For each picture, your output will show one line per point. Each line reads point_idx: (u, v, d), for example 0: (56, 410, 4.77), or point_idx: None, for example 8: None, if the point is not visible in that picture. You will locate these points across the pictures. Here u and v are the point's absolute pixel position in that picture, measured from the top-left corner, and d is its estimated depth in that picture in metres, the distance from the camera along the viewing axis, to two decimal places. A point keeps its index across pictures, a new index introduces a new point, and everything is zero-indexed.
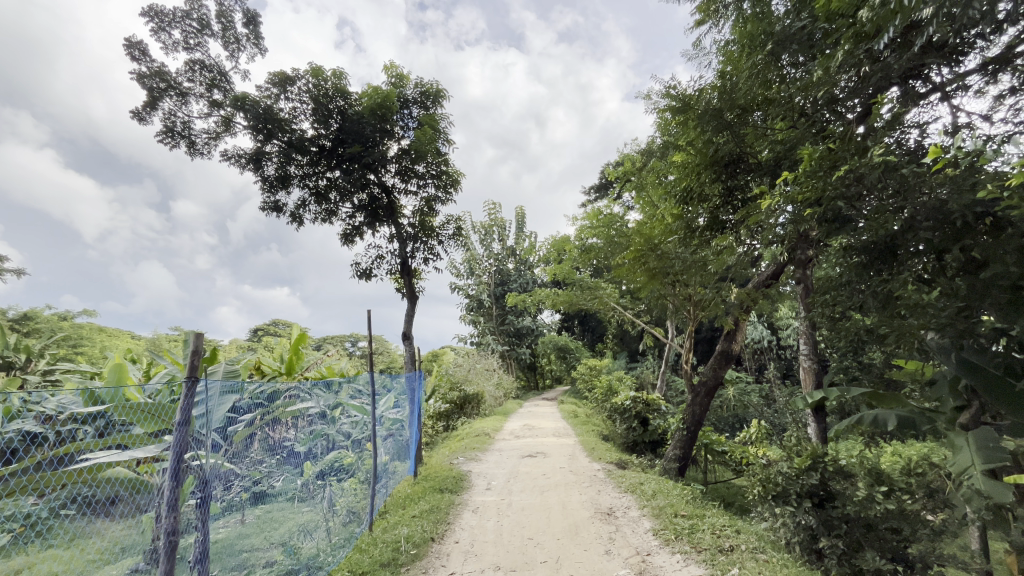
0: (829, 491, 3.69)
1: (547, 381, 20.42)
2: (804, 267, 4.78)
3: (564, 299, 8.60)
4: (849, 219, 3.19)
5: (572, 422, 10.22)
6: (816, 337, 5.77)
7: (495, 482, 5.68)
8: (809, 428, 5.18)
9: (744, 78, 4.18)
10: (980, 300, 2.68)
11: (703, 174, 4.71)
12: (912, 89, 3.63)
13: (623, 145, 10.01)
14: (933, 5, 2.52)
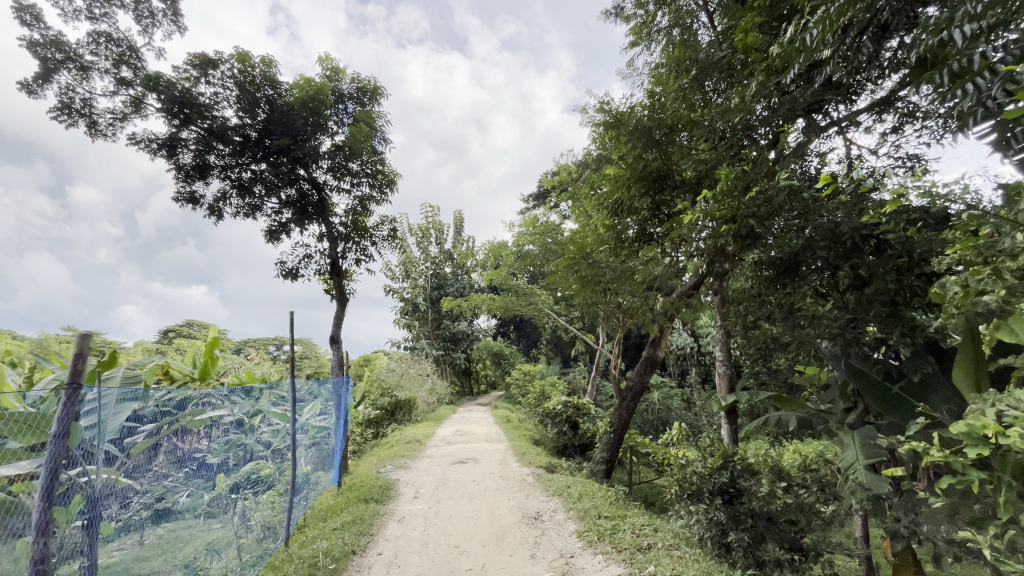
0: (737, 488, 3.94)
1: (482, 387, 20.35)
2: (721, 279, 5.12)
3: (500, 304, 8.64)
4: (760, 236, 3.47)
5: (505, 427, 10.25)
6: (730, 345, 6.19)
7: (423, 489, 5.55)
8: (723, 428, 5.54)
9: (672, 99, 4.44)
10: (865, 313, 3.01)
11: (632, 187, 4.90)
12: (815, 122, 4.03)
13: (561, 155, 10.27)
14: (830, 47, 2.82)
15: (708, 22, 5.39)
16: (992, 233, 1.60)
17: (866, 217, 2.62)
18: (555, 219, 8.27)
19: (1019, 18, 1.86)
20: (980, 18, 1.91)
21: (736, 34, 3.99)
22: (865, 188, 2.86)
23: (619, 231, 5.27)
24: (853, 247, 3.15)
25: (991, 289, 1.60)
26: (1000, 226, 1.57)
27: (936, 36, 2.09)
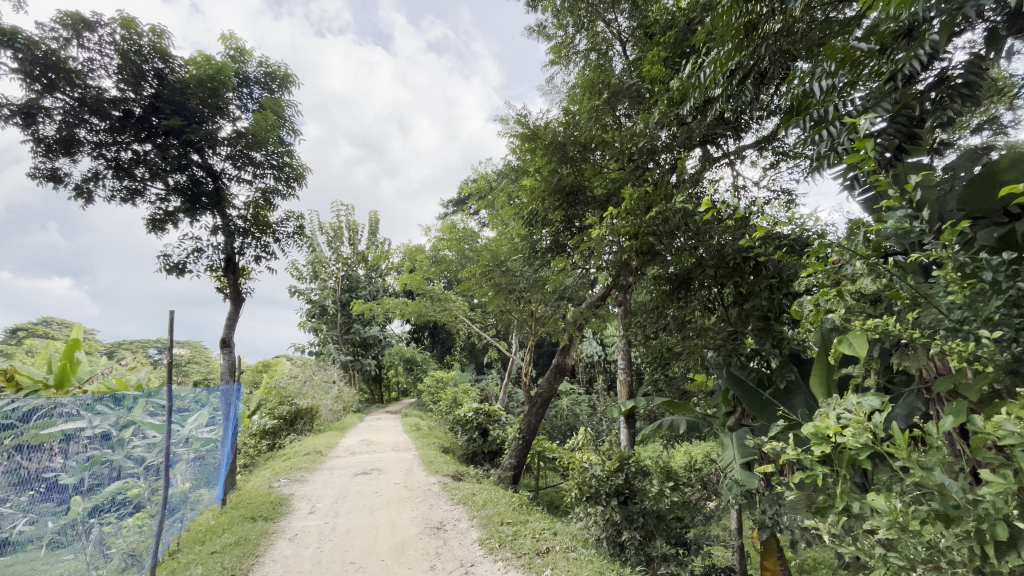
0: (631, 489, 4.17)
1: (394, 395, 19.72)
2: (624, 291, 5.44)
3: (413, 309, 8.43)
4: (658, 252, 3.73)
5: (414, 435, 10.00)
6: (632, 354, 6.59)
7: (320, 504, 5.22)
8: (622, 432, 5.88)
9: (585, 118, 4.65)
10: (744, 325, 3.39)
11: (546, 200, 5.02)
12: (709, 152, 4.44)
13: (480, 162, 10.37)
14: (720, 86, 3.12)
15: (621, 50, 5.73)
16: (838, 260, 1.86)
17: (745, 241, 2.93)
18: (472, 226, 8.27)
19: (862, 79, 2.20)
20: (834, 76, 2.23)
21: (644, 65, 4.28)
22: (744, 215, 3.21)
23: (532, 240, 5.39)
24: (736, 267, 3.52)
25: (837, 307, 1.86)
26: (843, 254, 1.82)
27: (801, 88, 2.42)
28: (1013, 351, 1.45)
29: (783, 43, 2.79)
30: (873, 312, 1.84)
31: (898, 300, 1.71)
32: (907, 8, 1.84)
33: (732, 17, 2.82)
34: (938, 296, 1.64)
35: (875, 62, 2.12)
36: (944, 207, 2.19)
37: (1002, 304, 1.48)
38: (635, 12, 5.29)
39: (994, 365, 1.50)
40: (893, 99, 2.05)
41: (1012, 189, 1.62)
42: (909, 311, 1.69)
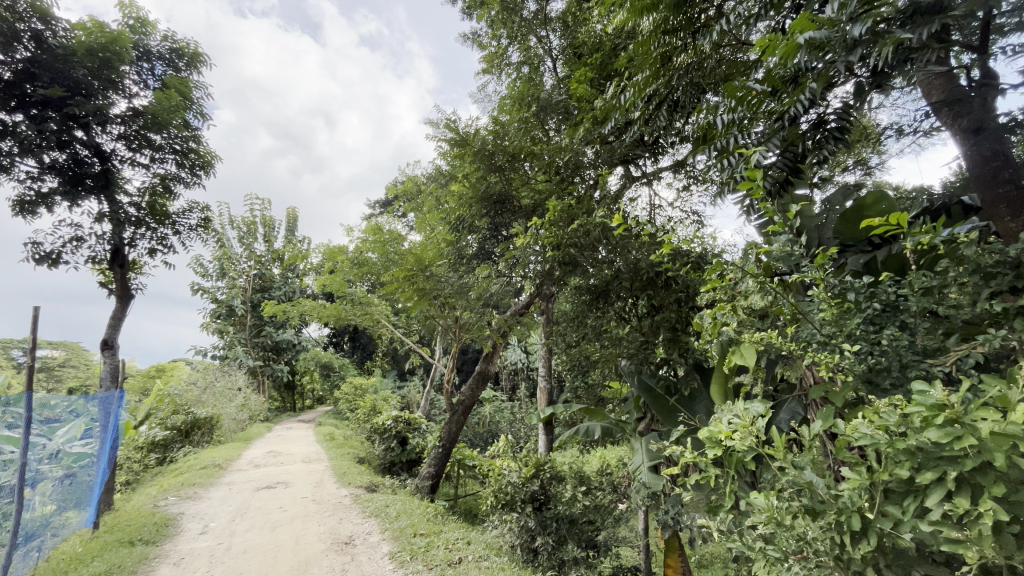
0: (545, 494, 4.24)
1: (308, 403, 18.60)
2: (547, 300, 5.57)
3: (331, 312, 8.01)
4: (579, 263, 3.91)
5: (328, 446, 9.48)
6: (552, 362, 6.75)
7: (215, 522, 4.76)
8: (541, 439, 5.99)
9: (515, 130, 4.73)
10: (654, 335, 3.61)
11: (473, 207, 5.06)
12: (630, 171, 4.68)
13: (409, 164, 10.17)
14: (640, 110, 3.30)
15: (552, 67, 5.89)
16: (732, 277, 2.04)
17: (655, 256, 3.11)
18: (398, 229, 8.06)
19: (758, 116, 2.44)
20: (734, 111, 2.46)
21: (572, 83, 4.43)
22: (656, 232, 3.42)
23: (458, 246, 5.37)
24: (650, 281, 3.72)
25: (730, 321, 2.04)
26: (737, 272, 2.01)
27: (708, 119, 2.64)
28: (869, 362, 1.66)
29: (695, 76, 3.02)
30: (761, 326, 2.02)
31: (781, 315, 1.90)
32: (793, 57, 2.10)
33: (650, 46, 3.01)
34: (812, 312, 1.85)
35: (768, 102, 2.37)
36: (821, 235, 2.47)
37: (862, 321, 1.69)
38: (566, 31, 5.48)
39: (854, 374, 1.70)
40: (781, 136, 2.30)
41: (872, 223, 1.87)
42: (790, 326, 1.89)
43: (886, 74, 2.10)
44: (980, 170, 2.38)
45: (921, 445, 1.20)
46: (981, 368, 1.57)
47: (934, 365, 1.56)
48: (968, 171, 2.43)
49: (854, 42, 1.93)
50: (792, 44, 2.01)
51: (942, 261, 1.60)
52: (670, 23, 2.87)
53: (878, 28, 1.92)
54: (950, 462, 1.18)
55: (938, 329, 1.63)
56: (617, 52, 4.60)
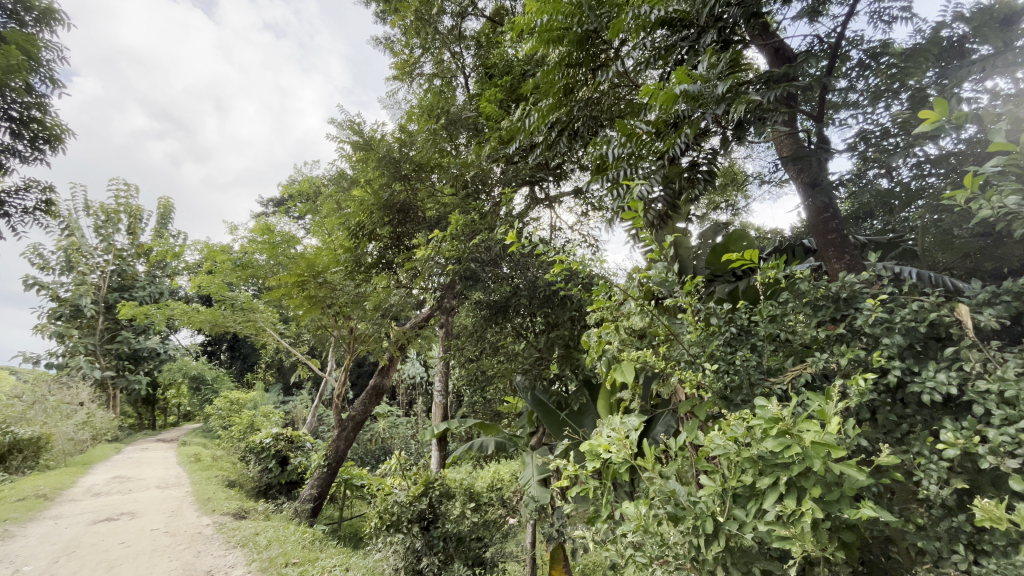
0: (433, 513, 4.14)
1: (171, 419, 16.36)
2: (448, 314, 5.50)
3: (205, 317, 7.15)
4: (479, 278, 3.96)
5: (190, 469, 8.37)
6: (449, 377, 6.66)
7: (29, 566, 3.93)
8: (433, 456, 5.85)
9: (423, 140, 4.73)
10: (547, 350, 3.74)
11: (375, 214, 4.70)
12: (534, 193, 4.84)
13: (308, 164, 9.58)
14: (543, 135, 3.45)
15: (464, 83, 5.94)
16: (617, 299, 2.18)
17: (550, 276, 3.22)
18: (292, 231, 7.50)
19: (646, 153, 2.67)
20: (624, 146, 2.67)
21: (481, 100, 4.50)
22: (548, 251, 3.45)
23: (356, 253, 5.05)
24: (548, 299, 3.86)
25: (614, 340, 2.17)
26: (620, 294, 2.16)
27: (602, 151, 2.83)
28: (725, 380, 1.86)
29: (592, 109, 3.23)
30: (640, 346, 2.18)
31: (656, 335, 2.07)
32: (671, 106, 2.35)
33: (555, 77, 3.14)
34: (681, 334, 2.04)
35: (653, 141, 2.61)
36: (695, 266, 2.78)
37: (721, 343, 1.90)
38: (479, 52, 5.60)
39: (712, 391, 1.90)
40: (663, 173, 2.53)
41: (731, 256, 2.13)
42: (663, 346, 2.06)
43: (746, 128, 2.38)
44: (815, 218, 2.82)
45: (761, 454, 1.36)
46: (810, 387, 1.82)
47: (775, 383, 1.79)
48: (807, 219, 2.88)
49: (720, 98, 2.22)
50: (670, 94, 2.26)
51: (785, 294, 1.86)
52: (574, 57, 3.05)
53: (738, 88, 2.23)
54: (782, 468, 1.35)
55: (779, 352, 1.89)
56: (526, 78, 4.79)
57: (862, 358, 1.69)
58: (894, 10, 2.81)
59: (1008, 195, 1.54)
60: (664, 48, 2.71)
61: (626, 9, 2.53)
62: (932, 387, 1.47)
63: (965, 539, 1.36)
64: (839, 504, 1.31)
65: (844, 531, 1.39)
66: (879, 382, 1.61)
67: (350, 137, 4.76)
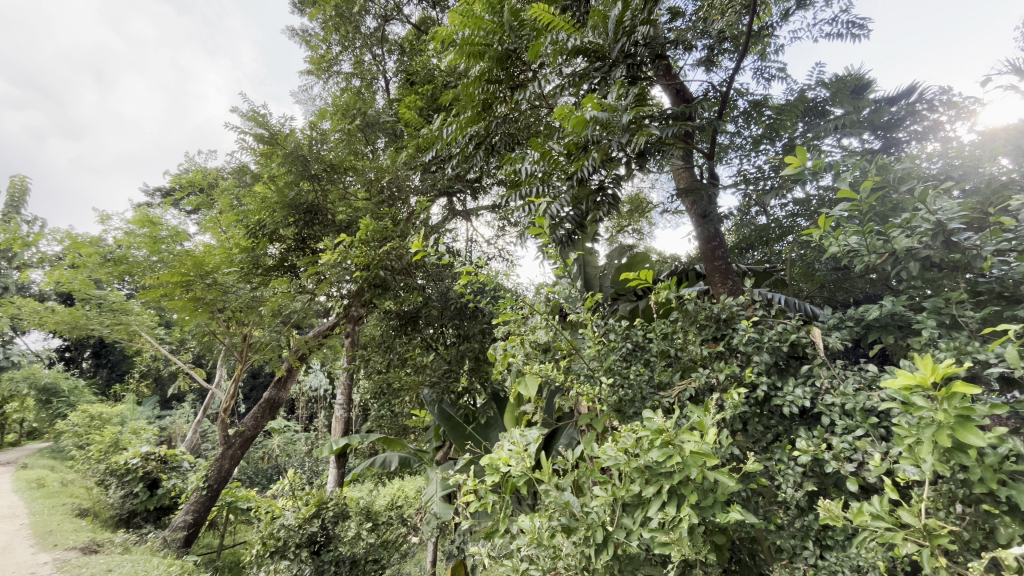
0: (326, 536, 3.85)
1: (10, 438, 13.82)
2: (355, 323, 5.22)
3: (62, 318, 6.01)
4: (389, 287, 3.82)
5: (30, 496, 7.07)
6: (353, 390, 6.30)
7: None
8: (331, 473, 5.44)
9: (336, 143, 4.56)
10: (457, 362, 3.72)
11: (276, 214, 4.30)
12: (452, 205, 4.85)
13: (205, 154, 8.76)
14: (459, 147, 3.46)
15: (385, 87, 5.79)
16: (523, 313, 2.20)
17: (458, 287, 3.12)
18: (180, 227, 6.73)
19: (558, 173, 2.77)
20: (537, 164, 2.75)
21: (400, 106, 4.37)
22: (453, 262, 3.34)
23: (255, 254, 4.46)
24: (461, 312, 3.89)
25: (518, 353, 2.19)
26: (526, 307, 2.19)
27: (517, 167, 2.88)
28: (620, 393, 1.96)
29: (509, 127, 3.30)
30: (544, 360, 2.22)
31: (559, 350, 2.12)
32: (582, 131, 2.46)
33: (475, 91, 3.16)
34: (583, 349, 2.12)
35: (565, 162, 2.70)
36: (602, 284, 3.06)
37: (618, 358, 2.02)
38: (402, 58, 5.52)
39: (607, 404, 1.98)
40: (572, 194, 2.66)
41: (629, 276, 2.25)
42: (565, 360, 2.14)
43: (646, 156, 2.53)
44: (704, 246, 3.10)
45: (648, 463, 1.44)
46: (693, 400, 1.97)
47: (664, 397, 1.92)
48: (698, 246, 3.16)
49: (625, 128, 2.36)
50: (581, 118, 2.36)
51: (675, 314, 2.02)
52: (494, 74, 3.10)
53: (641, 121, 2.38)
54: (665, 477, 1.44)
55: (669, 367, 2.02)
56: (448, 90, 4.79)
57: (738, 374, 1.86)
58: (772, 70, 3.23)
59: (850, 235, 1.80)
60: (580, 75, 2.82)
61: (545, 34, 2.64)
62: (791, 401, 1.66)
63: (814, 536, 1.53)
64: (712, 508, 1.42)
65: (716, 534, 1.50)
66: (750, 395, 1.78)
67: (254, 130, 4.39)
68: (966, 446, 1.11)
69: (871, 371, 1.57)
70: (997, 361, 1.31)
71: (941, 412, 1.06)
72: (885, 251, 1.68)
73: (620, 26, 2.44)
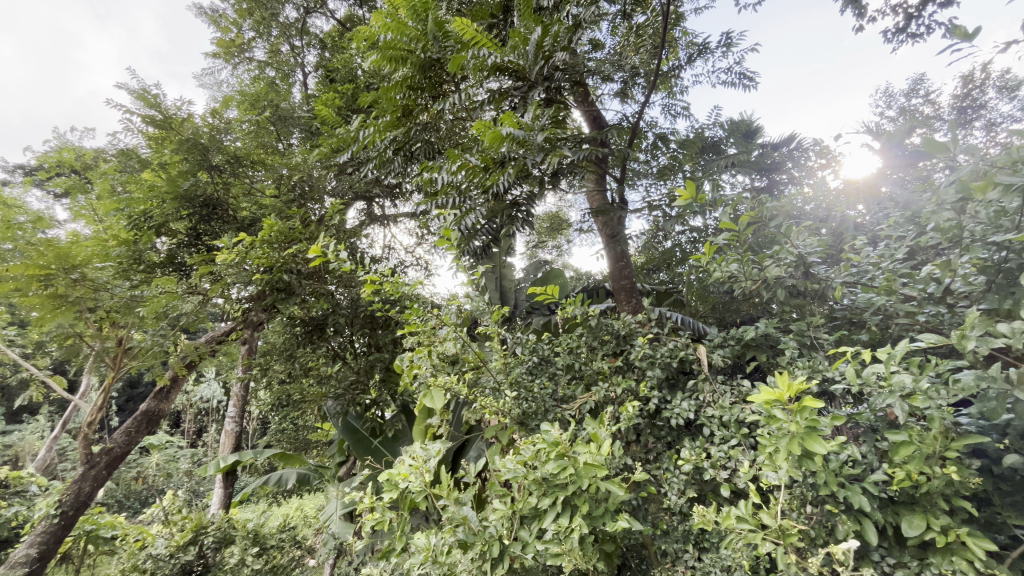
0: (203, 565, 3.46)
1: None
2: (254, 329, 4.80)
3: None
4: (294, 292, 3.51)
5: None
6: (247, 403, 5.81)
7: None
8: (215, 493, 4.97)
9: (244, 137, 4.29)
10: (366, 374, 3.58)
11: (164, 208, 3.87)
12: (371, 210, 4.74)
13: (81, 132, 7.71)
14: (376, 152, 3.38)
15: (303, 81, 5.49)
16: (432, 324, 2.16)
17: (365, 295, 2.98)
18: (44, 211, 5.81)
19: (476, 185, 2.77)
20: (455, 175, 2.74)
21: (317, 102, 4.12)
22: (360, 268, 3.20)
23: (138, 248, 3.90)
24: (374, 321, 3.78)
25: (424, 365, 2.12)
26: (436, 318, 2.16)
27: (436, 176, 2.83)
28: (524, 406, 1.99)
29: (429, 136, 3.27)
30: (451, 372, 2.18)
31: (466, 362, 2.12)
32: (499, 146, 2.49)
33: (395, 95, 3.10)
34: (490, 361, 2.15)
35: (482, 175, 2.69)
36: (516, 298, 3.13)
37: (523, 371, 2.07)
38: (324, 54, 5.30)
39: (511, 417, 2.00)
40: (487, 207, 2.69)
41: (538, 291, 2.29)
42: (473, 373, 2.13)
43: (562, 175, 2.61)
44: (613, 266, 3.27)
45: (545, 476, 1.47)
46: (594, 413, 2.05)
47: (565, 410, 1.98)
48: (608, 265, 3.32)
49: (540, 147, 2.42)
50: (498, 133, 2.40)
51: (580, 329, 2.10)
52: (416, 81, 3.08)
53: (554, 143, 2.46)
54: (560, 488, 1.48)
55: (574, 381, 2.09)
56: (370, 93, 4.68)
57: (634, 388, 1.97)
58: (678, 108, 3.52)
59: (731, 262, 2.00)
60: (501, 92, 2.86)
61: (466, 48, 2.66)
62: (678, 413, 1.79)
63: (694, 539, 1.63)
64: (603, 518, 1.48)
65: (606, 543, 1.56)
66: (643, 408, 1.90)
67: (143, 111, 3.85)
68: (813, 453, 1.26)
69: (744, 386, 1.74)
70: (840, 379, 1.52)
71: (793, 424, 1.20)
72: (759, 278, 1.88)
73: (540, 49, 2.53)
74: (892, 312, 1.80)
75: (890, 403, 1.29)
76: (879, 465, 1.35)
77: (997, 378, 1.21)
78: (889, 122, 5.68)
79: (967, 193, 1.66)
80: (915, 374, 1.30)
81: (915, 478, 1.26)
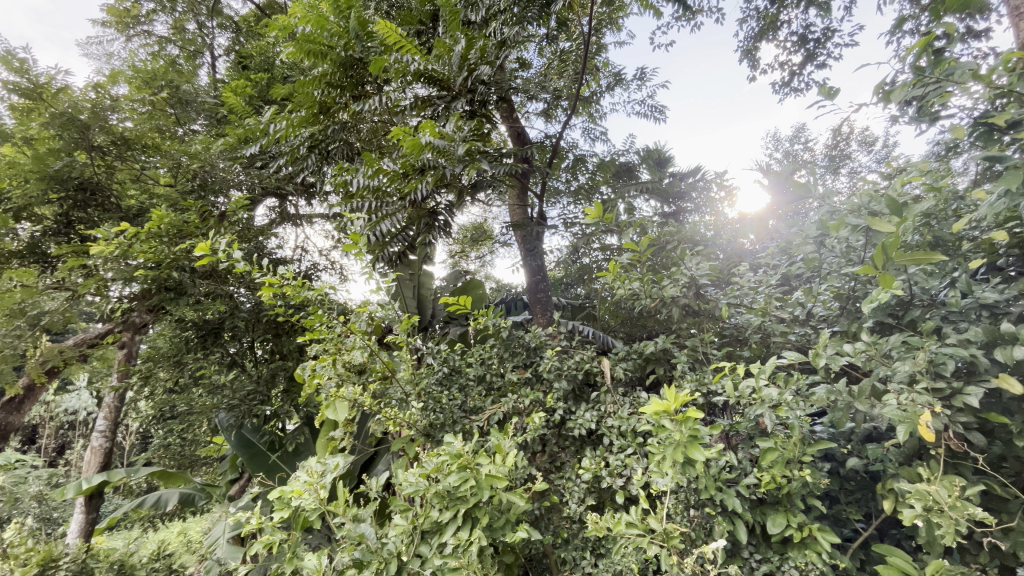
0: None
1: None
2: (136, 331, 4.28)
3: None
4: (185, 291, 3.20)
5: None
6: (121, 415, 5.13)
7: None
8: (75, 520, 4.34)
9: (138, 119, 3.89)
10: (266, 384, 3.33)
11: (25, 188, 3.25)
12: (282, 207, 4.46)
13: None
14: (288, 147, 3.19)
15: (211, 63, 5.06)
16: (339, 331, 2.06)
17: (267, 299, 2.76)
18: None
19: (394, 190, 2.69)
20: (372, 179, 2.66)
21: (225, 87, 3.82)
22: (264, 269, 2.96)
23: None
24: (279, 327, 3.54)
25: (327, 375, 2.00)
26: (343, 326, 2.07)
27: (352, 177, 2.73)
28: (430, 418, 1.96)
29: (347, 136, 3.14)
30: (356, 381, 2.08)
31: (373, 373, 2.07)
32: (419, 154, 2.46)
33: (313, 90, 2.97)
34: (398, 371, 2.12)
35: (401, 181, 2.63)
36: (432, 308, 3.09)
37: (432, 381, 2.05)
38: (238, 37, 4.97)
39: (416, 429, 1.97)
40: (405, 214, 2.64)
41: (451, 301, 2.28)
42: (380, 384, 2.07)
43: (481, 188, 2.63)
44: (530, 278, 3.32)
45: (446, 488, 1.46)
46: (501, 424, 2.06)
47: (473, 421, 1.98)
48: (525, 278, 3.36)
49: (460, 159, 2.42)
50: (417, 141, 2.37)
51: (490, 340, 2.13)
52: (335, 78, 2.98)
53: (474, 155, 2.47)
54: (461, 501, 1.47)
55: (484, 393, 2.10)
56: (288, 84, 4.46)
57: (541, 399, 2.00)
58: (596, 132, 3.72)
59: (634, 281, 2.13)
60: (423, 99, 2.84)
61: (389, 52, 2.64)
62: (582, 424, 1.85)
63: (591, 546, 1.68)
64: (503, 529, 1.49)
65: (505, 553, 1.57)
66: (550, 419, 1.94)
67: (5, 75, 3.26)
68: (695, 460, 1.37)
69: (641, 398, 1.85)
70: (721, 392, 1.66)
71: (678, 433, 1.30)
72: (656, 296, 2.03)
73: (464, 61, 2.56)
74: (768, 331, 2.00)
75: (761, 413, 1.43)
76: (751, 469, 1.49)
77: (842, 392, 1.39)
78: (777, 164, 6.41)
79: (826, 229, 1.91)
80: (780, 388, 1.46)
81: (778, 480, 1.40)
